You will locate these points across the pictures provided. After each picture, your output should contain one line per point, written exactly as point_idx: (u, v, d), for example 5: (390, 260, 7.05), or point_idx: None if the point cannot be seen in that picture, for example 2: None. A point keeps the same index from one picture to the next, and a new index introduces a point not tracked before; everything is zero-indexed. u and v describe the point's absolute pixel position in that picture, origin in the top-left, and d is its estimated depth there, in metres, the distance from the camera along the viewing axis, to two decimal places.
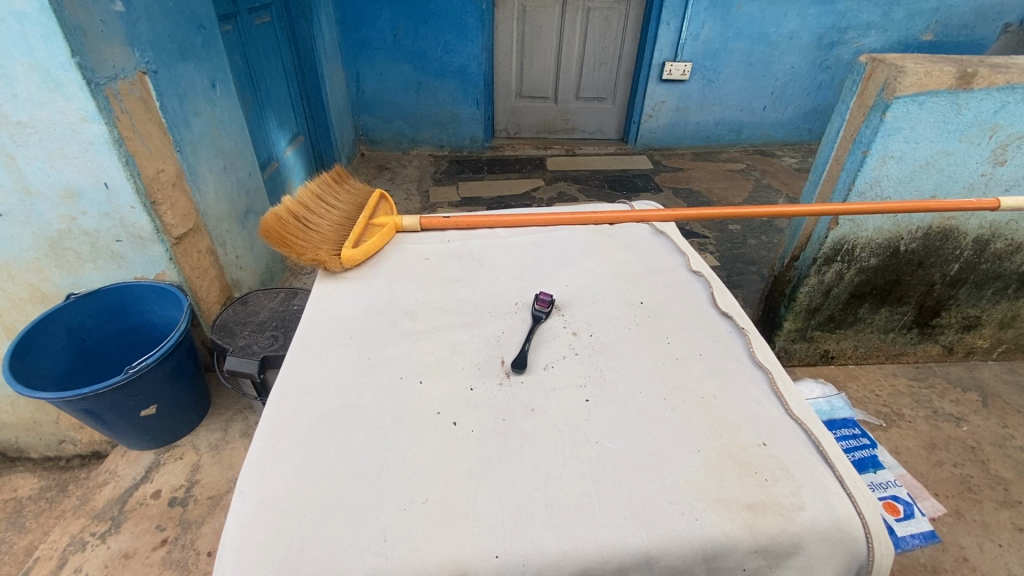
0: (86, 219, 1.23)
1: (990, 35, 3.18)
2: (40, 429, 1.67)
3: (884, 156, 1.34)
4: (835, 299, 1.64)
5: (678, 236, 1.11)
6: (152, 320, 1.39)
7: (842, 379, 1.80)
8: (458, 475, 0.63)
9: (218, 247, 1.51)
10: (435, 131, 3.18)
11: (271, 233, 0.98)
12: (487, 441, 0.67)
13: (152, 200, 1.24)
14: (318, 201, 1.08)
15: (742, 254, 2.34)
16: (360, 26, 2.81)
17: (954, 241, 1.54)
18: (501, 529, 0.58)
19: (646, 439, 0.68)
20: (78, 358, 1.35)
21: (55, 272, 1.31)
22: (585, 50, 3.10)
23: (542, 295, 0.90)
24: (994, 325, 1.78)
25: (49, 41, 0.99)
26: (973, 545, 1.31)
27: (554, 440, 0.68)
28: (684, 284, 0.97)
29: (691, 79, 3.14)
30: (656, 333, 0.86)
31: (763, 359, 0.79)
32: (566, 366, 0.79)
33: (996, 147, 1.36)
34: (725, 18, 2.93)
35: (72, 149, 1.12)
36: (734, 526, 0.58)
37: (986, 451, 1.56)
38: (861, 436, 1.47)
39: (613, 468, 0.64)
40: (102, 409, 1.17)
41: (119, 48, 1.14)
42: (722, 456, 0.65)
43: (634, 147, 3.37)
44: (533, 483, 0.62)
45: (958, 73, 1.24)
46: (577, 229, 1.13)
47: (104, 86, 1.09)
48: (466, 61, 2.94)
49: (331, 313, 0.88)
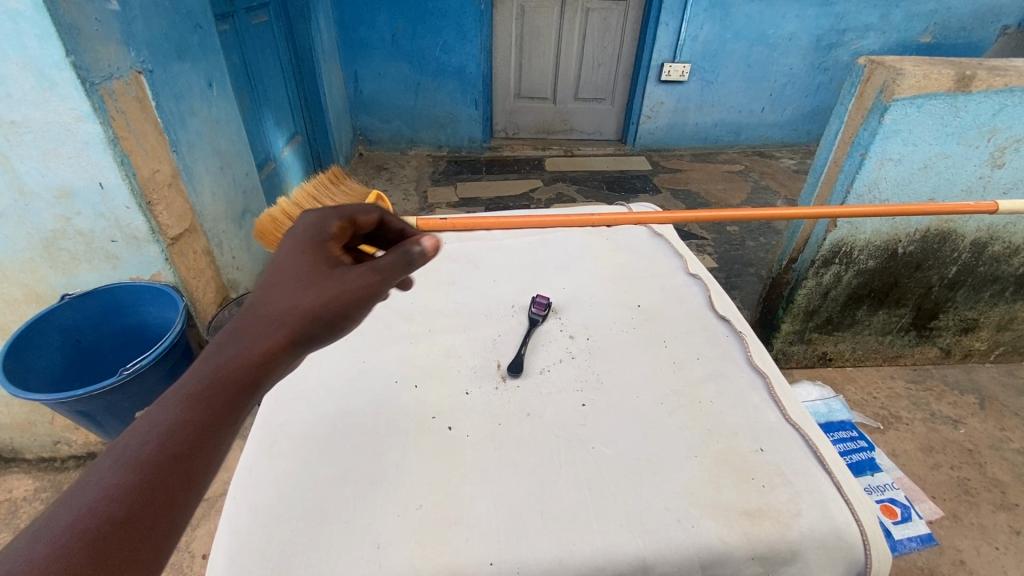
0: (80, 219, 1.22)
1: (989, 37, 3.19)
2: (34, 430, 1.66)
3: (883, 159, 1.34)
4: (834, 301, 1.64)
5: (676, 238, 1.11)
6: (148, 321, 1.39)
7: (839, 381, 1.80)
8: (451, 481, 0.63)
9: (214, 248, 1.50)
10: (433, 131, 3.18)
11: (265, 235, 0.96)
12: (483, 447, 0.67)
13: (147, 200, 1.23)
14: (314, 201, 1.05)
15: (740, 256, 2.34)
16: (358, 25, 2.80)
17: (953, 243, 1.54)
18: (497, 537, 0.57)
19: (643, 445, 0.67)
20: (72, 360, 1.34)
21: (49, 273, 1.30)
22: (584, 51, 3.10)
23: (539, 298, 0.89)
24: (992, 327, 1.78)
25: (44, 40, 0.99)
26: (970, 548, 1.30)
27: (549, 445, 0.67)
28: (683, 286, 0.96)
29: (689, 80, 3.13)
30: (654, 336, 0.85)
31: (762, 365, 0.79)
32: (564, 370, 0.79)
33: (994, 149, 1.36)
34: (724, 19, 2.93)
35: (66, 148, 1.11)
36: (730, 534, 0.57)
37: (984, 453, 1.56)
38: (859, 438, 1.49)
39: (611, 473, 0.64)
40: (97, 410, 1.17)
41: (115, 48, 1.13)
42: (721, 463, 0.65)
43: (633, 148, 3.37)
44: (528, 489, 0.62)
45: (956, 76, 1.24)
46: (574, 231, 1.13)
47: (98, 85, 1.08)
48: (465, 61, 2.93)
49: None
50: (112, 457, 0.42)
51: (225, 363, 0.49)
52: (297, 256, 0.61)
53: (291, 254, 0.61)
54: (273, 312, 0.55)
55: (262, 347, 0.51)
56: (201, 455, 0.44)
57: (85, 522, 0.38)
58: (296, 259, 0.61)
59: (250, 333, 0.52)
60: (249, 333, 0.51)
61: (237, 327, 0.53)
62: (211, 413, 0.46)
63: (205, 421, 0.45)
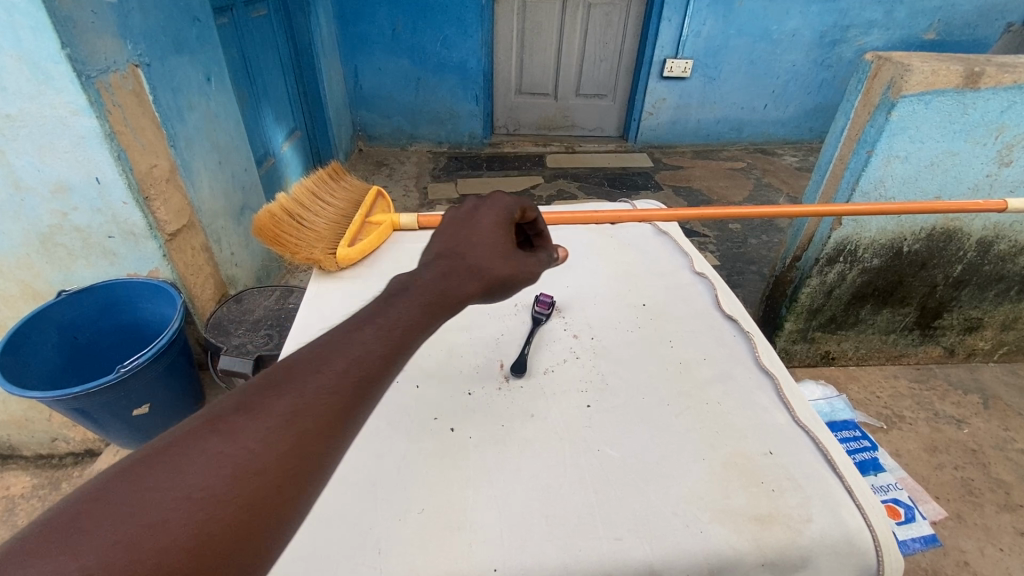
0: (77, 215, 1.20)
1: (993, 34, 3.16)
2: (32, 427, 1.65)
3: (889, 156, 1.32)
4: (838, 300, 1.62)
5: (681, 235, 1.09)
6: (146, 318, 1.37)
7: (842, 380, 1.79)
8: (454, 484, 0.61)
9: (212, 244, 1.49)
10: (434, 127, 3.15)
11: (264, 231, 0.94)
12: (486, 449, 0.66)
13: (145, 195, 1.21)
14: (313, 198, 1.04)
15: (742, 254, 2.32)
16: (358, 20, 2.77)
17: (958, 242, 1.52)
18: (500, 542, 0.56)
19: (649, 448, 0.66)
20: (70, 357, 1.33)
21: (46, 268, 1.28)
22: (585, 46, 3.08)
23: (542, 296, 0.88)
24: (996, 326, 1.77)
25: (39, 32, 0.97)
26: (974, 549, 1.29)
27: (553, 447, 0.66)
28: (689, 285, 0.95)
29: (691, 76, 3.11)
30: (660, 336, 0.84)
31: (770, 366, 0.77)
32: (568, 371, 0.78)
33: (1002, 147, 1.34)
34: (727, 15, 2.91)
35: (62, 142, 1.10)
36: (740, 539, 0.56)
37: (987, 453, 1.55)
38: (862, 438, 1.49)
39: (617, 476, 0.62)
40: (94, 408, 1.15)
41: (111, 41, 1.11)
42: (729, 466, 0.64)
43: (634, 145, 3.35)
44: (532, 493, 0.60)
45: (964, 73, 1.22)
46: (578, 229, 1.11)
47: (95, 79, 1.06)
48: (465, 56, 2.90)
49: (327, 315, 0.88)
50: (337, 346, 0.47)
51: (388, 327, 0.50)
52: (479, 230, 0.65)
53: (474, 228, 0.66)
54: (451, 289, 0.58)
55: (428, 321, 0.52)
56: (342, 419, 0.44)
57: (316, 400, 0.43)
58: (476, 233, 0.65)
59: (426, 301, 0.54)
60: (428, 301, 0.54)
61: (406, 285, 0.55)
62: (360, 379, 0.46)
63: (354, 382, 0.45)
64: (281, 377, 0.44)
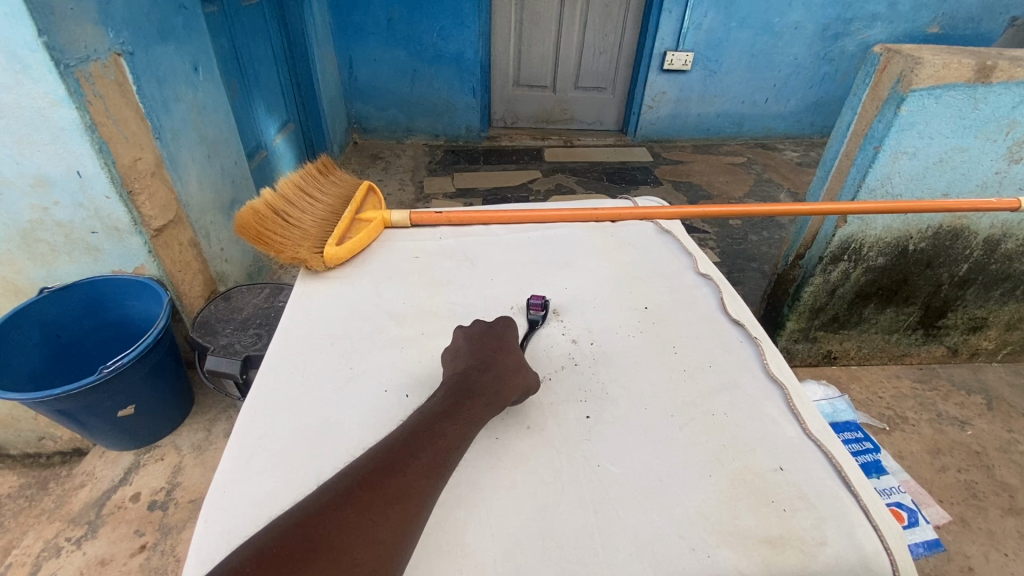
0: (58, 209, 1.15)
1: (996, 28, 3.12)
2: (18, 426, 1.61)
3: (897, 153, 1.28)
4: (841, 299, 1.59)
5: (684, 234, 1.06)
6: (132, 316, 1.33)
7: (844, 380, 1.76)
8: (446, 503, 0.58)
9: (201, 240, 1.44)
10: (430, 120, 3.10)
11: (246, 229, 0.89)
12: (480, 464, 0.62)
13: (129, 189, 1.17)
14: (300, 193, 1.00)
15: (743, 250, 2.29)
16: (352, 10, 2.71)
17: (964, 241, 1.49)
18: (494, 567, 0.53)
19: (651, 463, 0.63)
20: (53, 356, 1.29)
21: (28, 265, 1.24)
22: (584, 38, 3.02)
23: (535, 298, 0.84)
24: (1000, 326, 1.75)
25: (13, 18, 0.92)
26: (978, 554, 1.27)
27: (551, 462, 0.63)
28: (693, 287, 0.91)
29: (692, 69, 3.06)
30: (663, 341, 0.80)
31: (778, 374, 0.74)
32: (565, 379, 0.74)
33: (1012, 143, 1.30)
34: (729, 7, 2.85)
35: (40, 134, 1.05)
36: (750, 564, 0.53)
37: (991, 456, 1.52)
38: (864, 440, 1.45)
39: (618, 495, 0.59)
40: (77, 410, 1.11)
41: (91, 28, 1.06)
42: (737, 484, 0.60)
43: (633, 139, 3.30)
44: (528, 513, 0.57)
45: (977, 66, 1.18)
46: (577, 226, 1.07)
47: (74, 68, 1.01)
48: (462, 47, 2.84)
49: (314, 318, 0.84)
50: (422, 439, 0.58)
51: (453, 430, 0.60)
52: (509, 345, 0.73)
53: (504, 341, 0.74)
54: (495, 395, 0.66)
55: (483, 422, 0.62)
56: (422, 503, 0.54)
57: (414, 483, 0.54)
58: (507, 345, 0.73)
59: (479, 405, 0.64)
60: (481, 405, 0.63)
61: (458, 391, 0.65)
62: (431, 472, 0.56)
63: (428, 474, 0.56)
64: (369, 472, 0.54)
